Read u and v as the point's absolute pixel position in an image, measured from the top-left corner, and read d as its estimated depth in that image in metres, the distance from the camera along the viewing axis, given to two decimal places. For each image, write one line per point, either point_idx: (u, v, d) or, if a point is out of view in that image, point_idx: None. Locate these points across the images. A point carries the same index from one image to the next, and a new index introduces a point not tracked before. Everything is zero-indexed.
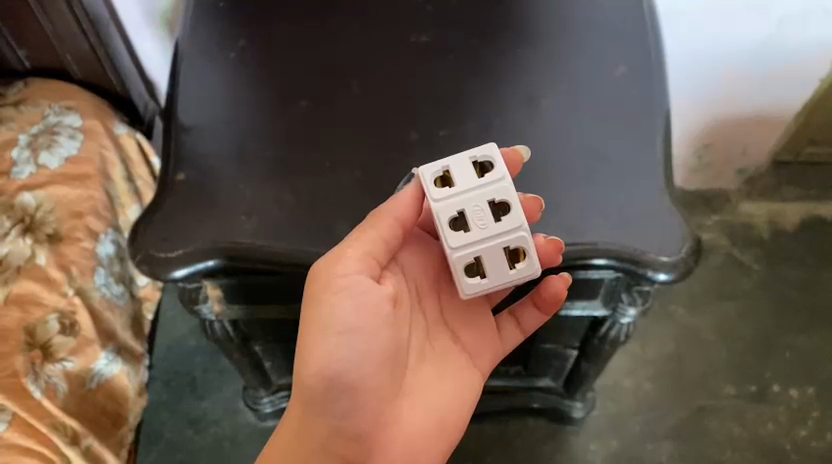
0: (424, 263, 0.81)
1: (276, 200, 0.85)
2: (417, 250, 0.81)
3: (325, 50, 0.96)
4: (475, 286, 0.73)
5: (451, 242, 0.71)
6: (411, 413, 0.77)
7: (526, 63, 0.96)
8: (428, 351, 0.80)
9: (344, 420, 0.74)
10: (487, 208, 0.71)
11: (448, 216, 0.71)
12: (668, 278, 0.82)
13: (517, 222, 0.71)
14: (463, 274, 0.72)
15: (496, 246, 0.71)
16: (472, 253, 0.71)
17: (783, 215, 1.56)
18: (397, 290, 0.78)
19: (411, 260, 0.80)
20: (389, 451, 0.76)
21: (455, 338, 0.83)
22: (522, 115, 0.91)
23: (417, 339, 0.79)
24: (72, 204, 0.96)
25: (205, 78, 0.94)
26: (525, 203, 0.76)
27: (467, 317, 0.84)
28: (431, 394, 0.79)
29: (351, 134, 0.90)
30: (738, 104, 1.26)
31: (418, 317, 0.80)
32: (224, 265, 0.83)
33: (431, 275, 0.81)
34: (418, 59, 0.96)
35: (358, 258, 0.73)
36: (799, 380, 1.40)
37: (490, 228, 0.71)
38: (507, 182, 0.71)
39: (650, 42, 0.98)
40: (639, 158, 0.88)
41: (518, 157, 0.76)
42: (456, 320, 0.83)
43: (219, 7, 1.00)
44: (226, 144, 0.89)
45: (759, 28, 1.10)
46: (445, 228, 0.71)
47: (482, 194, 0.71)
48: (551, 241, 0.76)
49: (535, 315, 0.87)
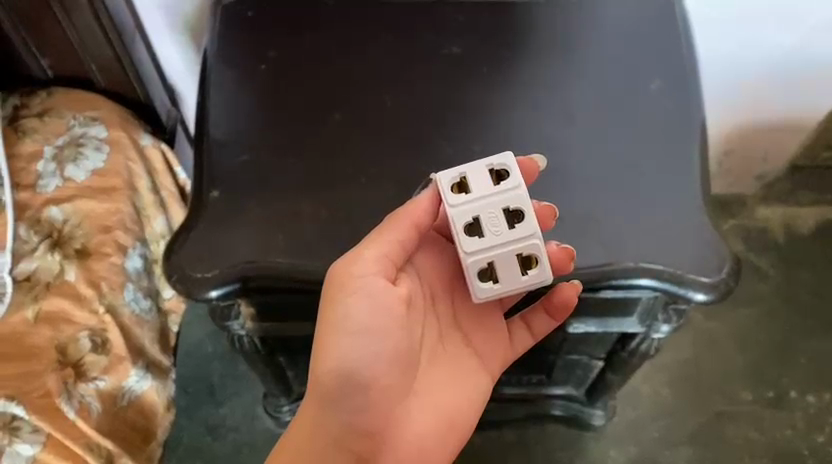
0: (437, 266, 0.82)
1: (313, 217, 0.84)
2: (430, 253, 0.82)
3: (357, 62, 0.95)
4: (487, 290, 0.74)
5: (465, 247, 0.72)
6: (417, 411, 0.78)
7: (560, 73, 0.94)
8: (437, 351, 0.81)
9: (356, 417, 0.74)
10: (501, 215, 0.72)
11: (463, 221, 0.72)
12: (707, 298, 0.82)
13: (531, 230, 0.72)
14: (475, 278, 0.73)
15: (509, 252, 0.72)
16: (485, 258, 0.72)
17: (798, 219, 1.56)
18: (412, 292, 0.78)
19: (426, 262, 0.81)
20: (395, 448, 0.76)
21: (464, 339, 0.84)
22: (558, 129, 0.90)
23: (427, 339, 0.81)
24: (101, 218, 0.94)
25: (235, 90, 0.93)
26: (540, 210, 0.77)
27: (479, 319, 0.85)
28: (437, 392, 0.80)
29: (386, 149, 0.89)
30: (764, 112, 1.25)
31: (431, 318, 0.81)
32: (261, 284, 0.81)
33: (446, 275, 0.82)
34: (453, 70, 0.94)
35: (374, 259, 0.73)
36: (817, 385, 1.41)
37: (504, 234, 0.72)
38: (522, 190, 0.72)
39: (685, 53, 0.96)
40: (677, 175, 0.88)
41: (534, 165, 0.77)
42: (468, 321, 0.84)
43: (247, 16, 0.99)
44: (260, 159, 0.88)
45: (788, 37, 1.10)
46: (459, 233, 0.72)
47: (496, 201, 0.72)
48: (564, 248, 0.77)
49: (545, 321, 0.88)
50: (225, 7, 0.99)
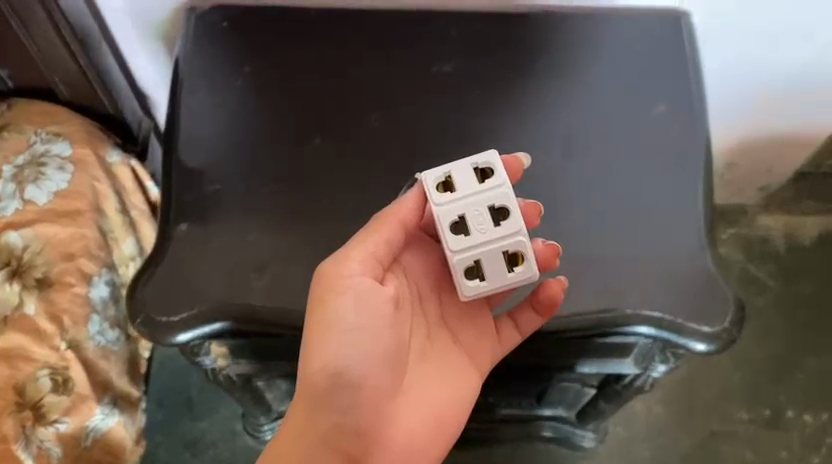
0: (427, 266, 0.75)
1: (288, 254, 0.78)
2: (419, 252, 0.75)
3: (339, 80, 0.88)
4: (476, 289, 0.68)
5: (451, 246, 0.66)
6: (409, 410, 0.71)
7: (560, 96, 0.88)
8: (427, 348, 0.74)
9: (346, 416, 0.68)
10: (486, 213, 0.66)
11: (449, 219, 0.66)
12: (708, 348, 0.75)
13: (516, 226, 0.66)
14: (462, 277, 0.67)
15: (497, 250, 0.66)
16: (472, 256, 0.66)
17: (802, 228, 1.51)
18: (400, 291, 0.72)
19: (414, 262, 0.75)
20: (387, 449, 0.69)
21: (452, 335, 0.76)
22: (555, 157, 0.84)
23: (416, 337, 0.74)
24: (64, 245, 0.89)
25: (208, 111, 0.86)
26: (524, 208, 0.71)
27: (468, 314, 0.77)
28: (429, 390, 0.73)
29: (370, 177, 0.83)
30: (767, 126, 1.19)
31: (419, 318, 0.74)
32: (233, 328, 0.75)
33: (433, 274, 0.76)
34: (443, 90, 0.88)
35: (360, 258, 0.68)
36: (815, 404, 1.37)
37: (490, 232, 0.66)
38: (507, 187, 0.66)
39: (691, 75, 0.90)
40: (680, 210, 0.82)
41: (518, 163, 0.71)
42: (454, 318, 0.77)
43: (223, 27, 0.91)
44: (232, 188, 0.82)
45: (800, 50, 1.02)
46: (445, 231, 0.66)
47: (480, 199, 0.66)
48: (550, 245, 0.72)
49: (530, 313, 0.75)
50: (199, 16, 0.92)
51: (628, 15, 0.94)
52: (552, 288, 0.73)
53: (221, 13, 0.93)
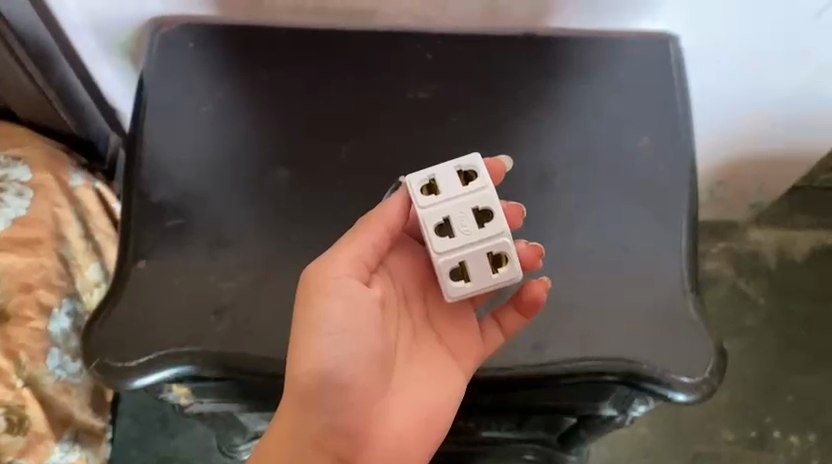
0: (413, 268, 0.71)
1: (251, 295, 0.75)
2: (405, 254, 0.71)
3: (310, 106, 0.84)
4: (461, 289, 0.65)
5: (436, 248, 0.64)
6: (397, 408, 0.68)
7: (541, 127, 0.84)
8: (412, 345, 0.70)
9: (336, 417, 0.64)
10: (469, 215, 0.63)
11: (433, 220, 0.64)
12: (689, 398, 0.73)
13: (500, 228, 0.64)
14: (447, 277, 0.65)
15: (482, 250, 0.63)
16: (458, 256, 0.63)
17: (793, 243, 1.48)
18: (386, 293, 0.69)
19: (399, 263, 0.70)
20: (375, 449, 0.66)
21: (436, 336, 0.72)
22: (535, 195, 0.81)
23: (402, 335, 0.70)
24: (21, 276, 0.85)
25: (172, 138, 0.82)
26: (508, 209, 0.70)
27: (454, 312, 0.72)
28: (417, 388, 0.69)
29: (340, 213, 0.79)
30: (761, 148, 1.14)
31: (406, 319, 0.70)
32: (193, 372, 0.72)
33: (418, 275, 0.71)
34: (418, 119, 0.84)
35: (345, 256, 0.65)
36: (802, 425, 1.35)
37: (474, 232, 0.63)
38: (490, 189, 0.64)
39: (678, 105, 0.86)
40: (663, 251, 0.79)
41: (501, 167, 0.69)
42: (441, 316, 0.72)
43: (188, 47, 0.87)
44: (194, 222, 0.78)
45: (792, 78, 0.98)
46: (430, 232, 0.64)
47: (463, 202, 0.64)
48: (532, 246, 0.70)
49: (510, 314, 0.71)
50: (164, 35, 0.87)
51: (614, 39, 0.89)
52: (534, 291, 0.69)
53: (187, 28, 0.88)
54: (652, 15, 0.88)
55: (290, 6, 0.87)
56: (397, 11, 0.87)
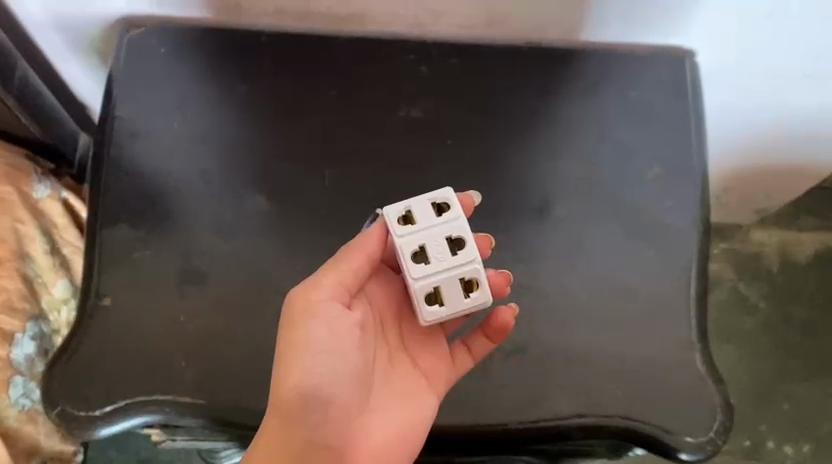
0: (391, 299, 0.64)
1: (224, 339, 0.69)
2: (383, 283, 0.64)
3: (291, 124, 0.77)
4: (437, 314, 0.58)
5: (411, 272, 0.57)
6: (378, 434, 0.60)
7: (542, 155, 0.77)
8: (390, 367, 0.63)
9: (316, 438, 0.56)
10: (439, 240, 0.58)
11: (408, 245, 0.58)
12: (692, 458, 0.69)
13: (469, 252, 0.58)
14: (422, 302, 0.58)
15: (457, 274, 0.58)
16: (432, 279, 0.57)
17: (799, 245, 1.42)
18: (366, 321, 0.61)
19: (378, 292, 0.64)
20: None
21: (409, 360, 0.64)
22: (534, 233, 0.75)
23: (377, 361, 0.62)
24: None
25: (140, 157, 0.76)
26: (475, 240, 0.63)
27: (427, 336, 0.65)
28: (399, 410, 0.61)
29: (322, 247, 0.73)
30: (771, 159, 1.07)
31: (381, 346, 0.63)
32: (159, 421, 0.67)
33: (392, 301, 0.64)
34: (409, 141, 0.77)
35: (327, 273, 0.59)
36: (797, 436, 1.32)
37: (449, 256, 0.58)
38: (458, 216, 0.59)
39: (692, 132, 0.79)
40: (668, 295, 0.73)
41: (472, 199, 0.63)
42: (416, 343, 0.65)
43: (160, 54, 0.79)
44: (164, 254, 0.72)
45: (816, 94, 0.90)
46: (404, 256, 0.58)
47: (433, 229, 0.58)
48: (501, 273, 0.63)
49: (478, 339, 0.66)
50: (134, 39, 0.79)
51: (625, 55, 0.82)
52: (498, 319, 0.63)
53: (159, 31, 0.80)
54: (668, 30, 0.80)
55: (271, 10, 0.79)
56: (388, 18, 0.79)
